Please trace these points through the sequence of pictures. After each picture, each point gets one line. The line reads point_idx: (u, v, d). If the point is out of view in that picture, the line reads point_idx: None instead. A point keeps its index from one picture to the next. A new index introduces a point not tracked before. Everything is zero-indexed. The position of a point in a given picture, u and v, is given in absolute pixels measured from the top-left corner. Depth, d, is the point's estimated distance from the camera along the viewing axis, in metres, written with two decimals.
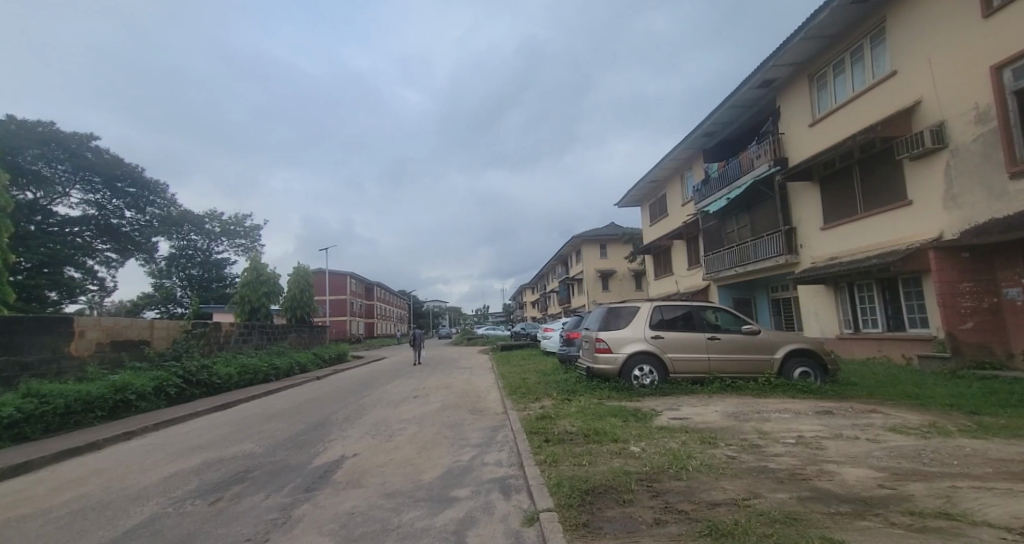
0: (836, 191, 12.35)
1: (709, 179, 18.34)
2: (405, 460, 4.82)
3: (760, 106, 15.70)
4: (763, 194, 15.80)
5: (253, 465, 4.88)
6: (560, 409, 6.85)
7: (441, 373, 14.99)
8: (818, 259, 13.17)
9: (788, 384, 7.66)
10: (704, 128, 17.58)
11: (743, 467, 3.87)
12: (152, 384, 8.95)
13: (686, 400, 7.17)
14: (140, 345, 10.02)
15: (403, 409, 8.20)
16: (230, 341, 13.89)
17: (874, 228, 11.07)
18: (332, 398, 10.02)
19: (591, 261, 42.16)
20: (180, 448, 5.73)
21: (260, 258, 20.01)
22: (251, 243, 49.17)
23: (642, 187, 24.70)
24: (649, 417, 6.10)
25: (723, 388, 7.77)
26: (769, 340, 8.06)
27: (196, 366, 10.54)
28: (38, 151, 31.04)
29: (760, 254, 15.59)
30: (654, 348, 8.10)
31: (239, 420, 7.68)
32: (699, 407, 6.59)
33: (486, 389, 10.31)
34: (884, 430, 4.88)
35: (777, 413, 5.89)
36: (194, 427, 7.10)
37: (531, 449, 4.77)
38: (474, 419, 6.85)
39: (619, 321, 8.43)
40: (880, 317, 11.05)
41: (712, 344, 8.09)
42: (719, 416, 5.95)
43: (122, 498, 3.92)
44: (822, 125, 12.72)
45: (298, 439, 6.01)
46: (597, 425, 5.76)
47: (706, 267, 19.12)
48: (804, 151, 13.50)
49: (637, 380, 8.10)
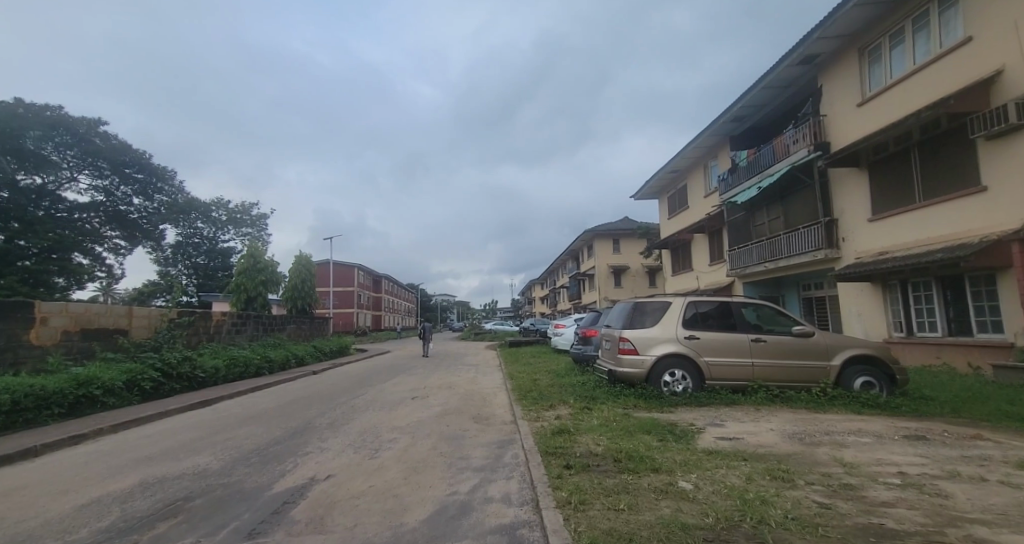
0: (889, 178, 11.04)
1: (737, 167, 17.03)
2: (386, 491, 3.76)
3: (798, 86, 14.30)
4: (799, 183, 14.47)
5: (200, 489, 3.91)
6: (579, 421, 5.79)
7: (444, 371, 13.99)
8: (863, 253, 11.87)
9: (849, 396, 6.46)
10: (733, 112, 16.29)
11: (849, 525, 2.73)
12: (123, 378, 8.09)
13: (730, 413, 6.03)
14: (115, 335, 9.17)
15: (399, 413, 7.22)
16: (221, 332, 13.07)
17: (936, 218, 9.77)
18: (322, 397, 9.05)
19: (603, 256, 40.81)
20: (125, 460, 4.80)
21: (258, 245, 19.20)
22: (258, 233, 48.73)
23: (661, 178, 23.44)
24: (690, 436, 4.97)
25: (770, 400, 6.61)
26: (825, 345, 6.85)
27: (177, 358, 9.71)
28: (39, 133, 30.34)
29: (794, 248, 14.28)
30: (688, 351, 6.97)
31: (211, 422, 6.76)
32: (749, 423, 5.47)
33: (493, 391, 9.26)
34: (1011, 467, 3.71)
35: (852, 436, 4.71)
36: (155, 431, 6.19)
37: (549, 482, 3.67)
38: (477, 430, 5.80)
39: (645, 318, 7.36)
40: (940, 320, 9.79)
41: (756, 346, 6.93)
42: (779, 437, 4.79)
43: (7, 540, 2.95)
44: (875, 103, 11.38)
45: (265, 452, 5.01)
46: (628, 445, 4.65)
47: (732, 262, 17.81)
48: (851, 134, 12.16)
49: (667, 387, 6.99)
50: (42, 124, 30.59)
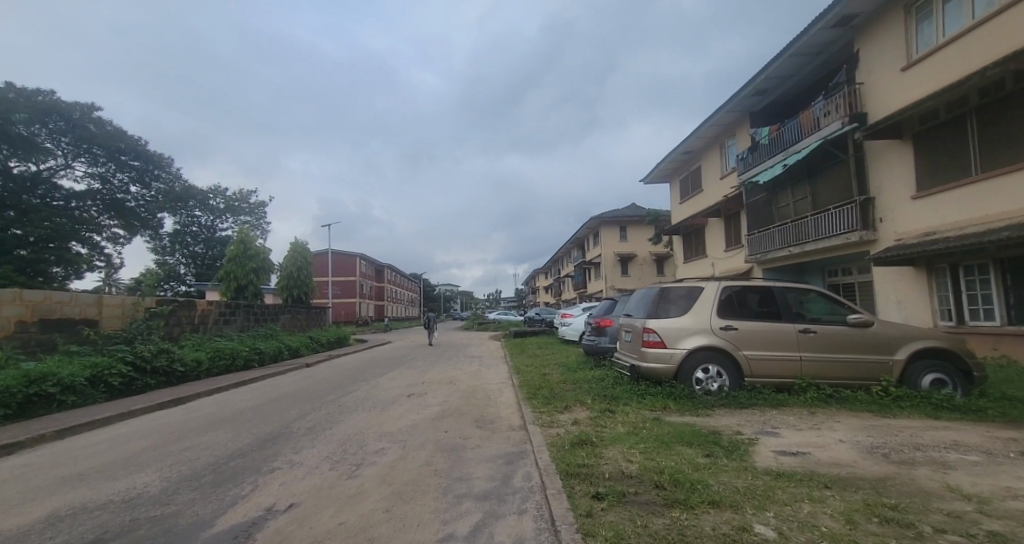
0: (939, 149, 9.90)
1: (758, 145, 15.89)
2: (360, 532, 2.83)
3: (830, 53, 13.04)
4: (829, 160, 13.33)
5: (120, 526, 3.00)
6: (602, 428, 4.87)
7: (446, 363, 13.14)
8: (905, 234, 10.77)
9: (918, 397, 5.48)
10: (756, 84, 15.11)
11: None
12: (85, 374, 7.25)
13: (779, 417, 5.07)
14: (81, 326, 8.37)
15: (393, 414, 6.36)
16: (207, 323, 12.24)
17: (997, 192, 8.67)
18: (309, 394, 8.21)
19: (609, 244, 39.71)
20: (49, 478, 3.91)
21: (249, 232, 18.29)
22: (256, 221, 47.89)
23: (673, 159, 22.25)
24: (743, 450, 4.00)
25: (823, 400, 5.64)
26: (888, 337, 5.85)
27: (153, 351, 8.87)
28: (27, 117, 29.28)
29: (824, 230, 13.16)
30: (724, 344, 6.01)
31: (176, 426, 5.89)
32: (810, 430, 4.51)
33: (497, 387, 8.38)
34: None
35: (952, 453, 3.75)
36: (107, 438, 5.32)
37: (576, 524, 2.70)
38: (481, 438, 4.90)
39: (674, 306, 6.40)
40: (998, 307, 8.75)
41: (805, 339, 5.96)
42: (856, 452, 3.82)
43: None
44: (924, 67, 10.19)
45: (223, 468, 4.11)
46: (668, 464, 3.70)
47: (751, 247, 16.75)
48: (894, 102, 10.99)
49: (701, 385, 6.04)
50: (35, 109, 29.61)
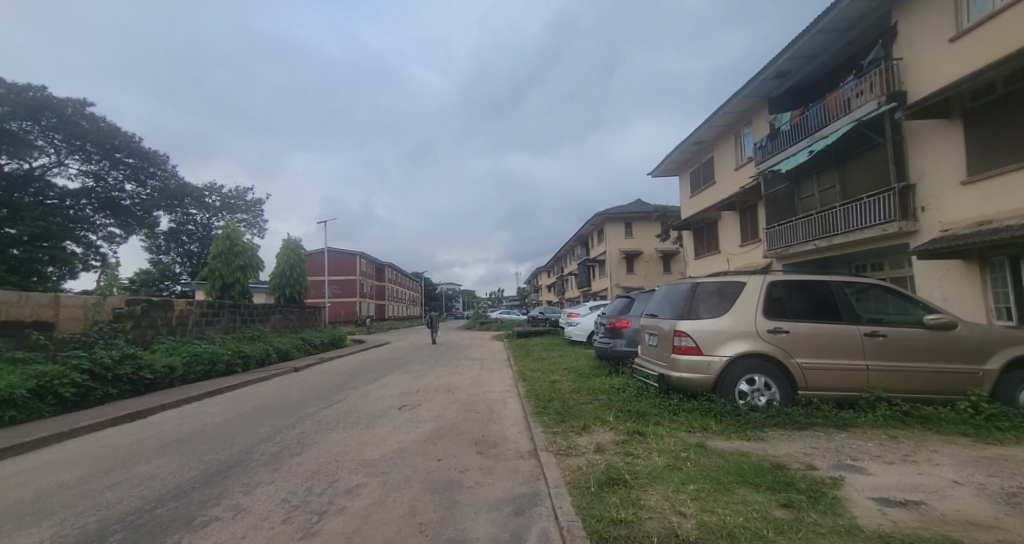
0: (995, 127, 8.80)
1: (779, 132, 14.83)
2: None
3: (862, 29, 11.98)
4: (860, 145, 12.28)
5: None
6: (630, 458, 3.88)
7: (445, 367, 12.20)
8: (955, 223, 9.67)
9: (1017, 414, 4.49)
10: (777, 66, 14.07)
11: None
12: (29, 385, 6.31)
13: (853, 444, 4.06)
14: (31, 330, 7.49)
15: (379, 433, 5.42)
16: (187, 324, 11.37)
17: None
18: (287, 406, 7.25)
19: (614, 241, 38.61)
20: None
21: (236, 227, 17.36)
22: (253, 219, 47.01)
23: (684, 151, 21.21)
24: (832, 498, 2.98)
25: (899, 418, 4.62)
26: (972, 341, 4.86)
27: (116, 356, 7.96)
28: (17, 114, 28.47)
29: (855, 221, 12.09)
30: (773, 350, 4.99)
31: (117, 451, 4.93)
32: (907, 466, 3.47)
33: (501, 398, 7.38)
34: None
35: None
36: (23, 470, 4.34)
37: None
38: (483, 471, 3.93)
39: (709, 305, 5.37)
40: None
41: (871, 344, 4.94)
42: (997, 505, 2.77)
43: None
44: (978, 35, 9.08)
45: (142, 521, 3.12)
46: (738, 523, 2.66)
47: (772, 242, 15.70)
48: (940, 78, 9.91)
49: (745, 400, 5.02)
50: (27, 106, 28.85)
